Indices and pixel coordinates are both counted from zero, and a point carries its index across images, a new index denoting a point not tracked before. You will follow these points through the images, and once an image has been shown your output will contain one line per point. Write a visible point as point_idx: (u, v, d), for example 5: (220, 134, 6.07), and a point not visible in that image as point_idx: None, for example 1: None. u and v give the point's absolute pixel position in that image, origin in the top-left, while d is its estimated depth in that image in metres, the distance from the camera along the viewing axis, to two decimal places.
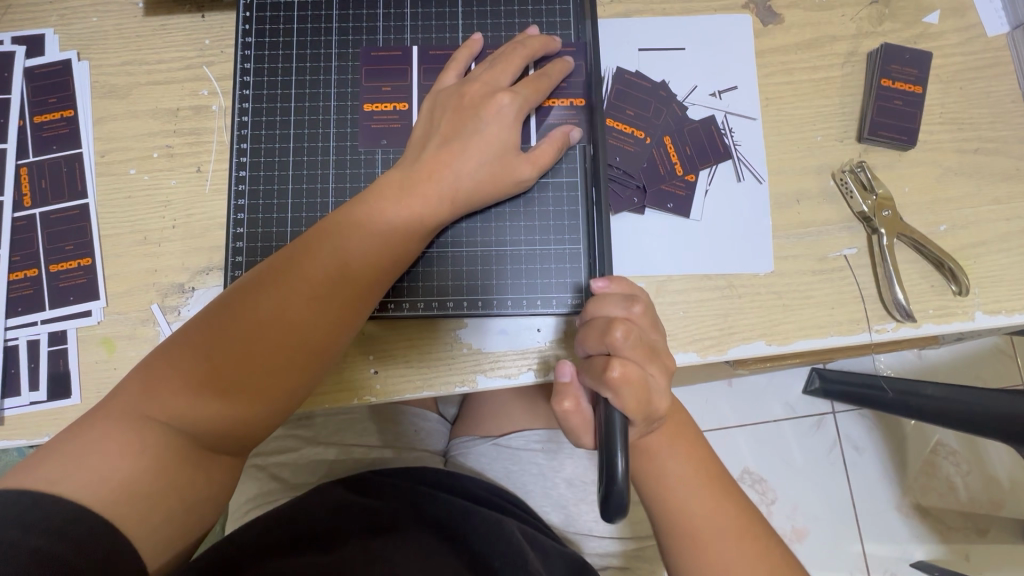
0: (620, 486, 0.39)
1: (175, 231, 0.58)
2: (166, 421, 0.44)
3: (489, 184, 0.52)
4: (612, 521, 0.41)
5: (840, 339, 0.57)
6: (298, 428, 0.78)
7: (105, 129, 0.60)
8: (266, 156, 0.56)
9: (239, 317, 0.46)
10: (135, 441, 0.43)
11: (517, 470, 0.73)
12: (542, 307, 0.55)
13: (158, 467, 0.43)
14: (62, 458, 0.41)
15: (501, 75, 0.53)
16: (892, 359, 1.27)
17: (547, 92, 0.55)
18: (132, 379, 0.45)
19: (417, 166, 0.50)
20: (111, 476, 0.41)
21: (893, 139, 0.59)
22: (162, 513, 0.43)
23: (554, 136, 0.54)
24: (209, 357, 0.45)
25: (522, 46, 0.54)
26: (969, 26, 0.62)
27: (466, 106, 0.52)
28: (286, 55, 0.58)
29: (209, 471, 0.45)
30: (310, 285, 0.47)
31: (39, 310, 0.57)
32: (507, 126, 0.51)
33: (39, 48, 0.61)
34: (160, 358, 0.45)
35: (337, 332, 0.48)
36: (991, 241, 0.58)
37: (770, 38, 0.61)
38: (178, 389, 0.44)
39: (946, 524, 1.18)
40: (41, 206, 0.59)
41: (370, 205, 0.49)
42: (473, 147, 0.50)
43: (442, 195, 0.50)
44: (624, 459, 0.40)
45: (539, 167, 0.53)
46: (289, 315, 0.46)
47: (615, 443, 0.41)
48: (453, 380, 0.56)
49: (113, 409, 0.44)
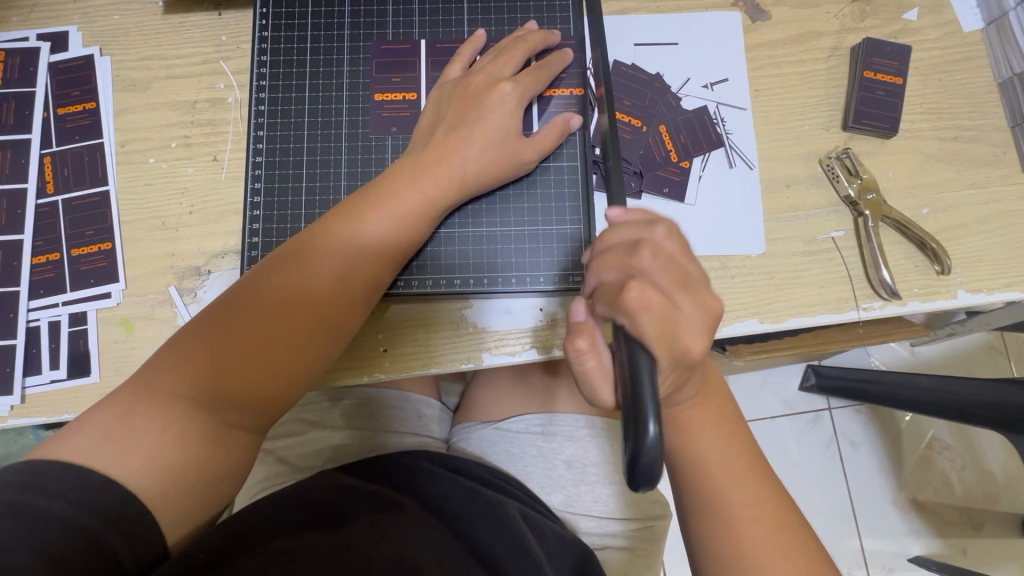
0: (651, 455, 0.37)
1: (192, 217, 0.61)
2: (190, 395, 0.46)
3: (495, 168, 0.54)
4: (638, 490, 0.38)
5: (829, 317, 0.59)
6: (305, 413, 0.80)
7: (125, 121, 0.63)
8: (281, 144, 0.59)
9: (260, 294, 0.48)
10: (161, 415, 0.45)
11: (518, 453, 0.74)
12: (544, 285, 0.58)
13: (182, 438, 0.45)
14: (93, 430, 0.44)
15: (504, 65, 0.56)
16: (884, 353, 1.29)
17: (548, 81, 0.58)
18: (159, 355, 0.48)
19: (427, 152, 0.53)
20: (137, 447, 0.44)
21: (876, 127, 0.62)
22: (184, 484, 0.45)
23: (555, 122, 0.57)
24: (231, 332, 0.47)
25: (523, 40, 0.58)
26: (946, 23, 0.65)
27: (471, 94, 0.55)
28: (300, 49, 0.61)
29: (228, 445, 0.47)
30: (327, 262, 0.49)
31: (60, 293, 0.60)
32: (511, 113, 0.55)
33: (64, 44, 0.64)
34: (185, 335, 0.48)
35: (355, 306, 0.51)
36: (971, 223, 0.61)
37: (759, 33, 0.65)
38: (203, 361, 0.46)
39: (942, 517, 1.20)
40: (63, 193, 0.61)
41: (382, 189, 0.52)
42: (479, 133, 0.53)
43: (451, 178, 0.53)
44: (656, 425, 0.38)
45: (540, 150, 0.56)
46: (308, 291, 0.49)
47: (646, 409, 0.38)
48: (459, 357, 0.58)
49: (140, 384, 0.46)
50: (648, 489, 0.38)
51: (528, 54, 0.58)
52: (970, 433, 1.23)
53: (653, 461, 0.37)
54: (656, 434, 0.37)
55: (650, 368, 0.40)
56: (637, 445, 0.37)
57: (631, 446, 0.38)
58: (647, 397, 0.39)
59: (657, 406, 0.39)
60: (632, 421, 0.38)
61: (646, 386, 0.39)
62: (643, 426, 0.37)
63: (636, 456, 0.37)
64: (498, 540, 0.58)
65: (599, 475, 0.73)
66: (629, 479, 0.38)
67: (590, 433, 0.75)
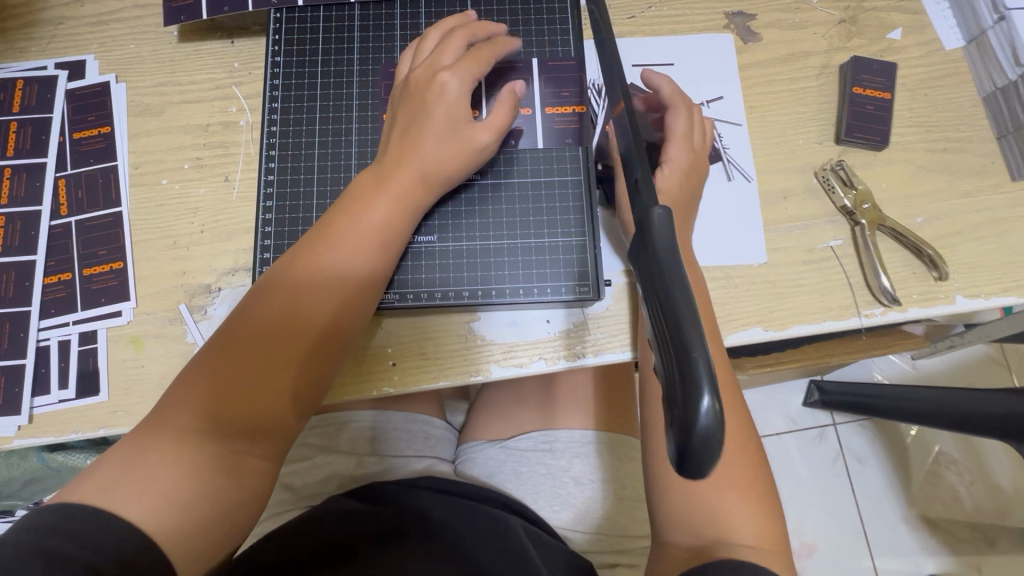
0: (706, 429, 0.27)
1: (203, 236, 0.62)
2: (199, 429, 0.46)
3: (457, 158, 0.55)
4: (701, 476, 0.28)
5: (832, 324, 0.60)
6: (312, 436, 0.75)
7: (139, 144, 0.65)
8: (293, 163, 0.61)
9: (245, 322, 0.49)
10: (174, 451, 0.45)
11: (526, 472, 0.72)
12: (552, 294, 0.59)
13: (196, 472, 0.45)
14: (109, 472, 0.44)
15: (442, 56, 0.57)
16: (886, 366, 1.30)
17: (492, 60, 0.58)
18: (170, 392, 0.48)
19: (385, 160, 0.55)
20: (151, 485, 0.43)
21: (868, 140, 0.64)
22: (201, 518, 0.44)
23: (504, 98, 0.57)
24: (221, 363, 0.48)
25: (455, 31, 0.59)
26: (929, 41, 0.68)
27: (416, 93, 0.56)
28: (311, 72, 0.63)
29: (244, 476, 0.47)
30: (293, 273, 0.51)
31: (71, 312, 0.60)
32: (456, 101, 0.55)
33: (81, 72, 0.66)
34: (187, 374, 0.48)
35: (346, 316, 0.51)
36: (965, 230, 0.62)
37: (751, 54, 0.68)
38: (202, 391, 0.47)
39: (954, 534, 1.18)
40: (77, 214, 0.63)
41: (350, 200, 0.53)
42: (430, 128, 0.54)
43: (411, 175, 0.54)
44: (712, 397, 0.27)
45: (496, 130, 0.56)
46: (277, 301, 0.50)
47: (696, 375, 0.27)
48: (467, 370, 0.59)
49: (151, 422, 0.47)
50: (714, 469, 0.28)
51: (468, 41, 0.59)
52: (975, 445, 1.23)
53: (710, 438, 0.27)
54: (713, 407, 0.27)
55: (696, 319, 0.29)
56: (686, 422, 0.27)
57: (678, 422, 0.28)
58: (695, 357, 0.28)
59: (711, 367, 0.28)
60: (678, 391, 0.28)
61: (692, 344, 0.28)
62: (691, 401, 0.27)
63: (685, 438, 0.27)
64: (500, 557, 0.56)
65: (607, 495, 0.72)
66: (685, 470, 0.28)
67: (597, 450, 0.73)
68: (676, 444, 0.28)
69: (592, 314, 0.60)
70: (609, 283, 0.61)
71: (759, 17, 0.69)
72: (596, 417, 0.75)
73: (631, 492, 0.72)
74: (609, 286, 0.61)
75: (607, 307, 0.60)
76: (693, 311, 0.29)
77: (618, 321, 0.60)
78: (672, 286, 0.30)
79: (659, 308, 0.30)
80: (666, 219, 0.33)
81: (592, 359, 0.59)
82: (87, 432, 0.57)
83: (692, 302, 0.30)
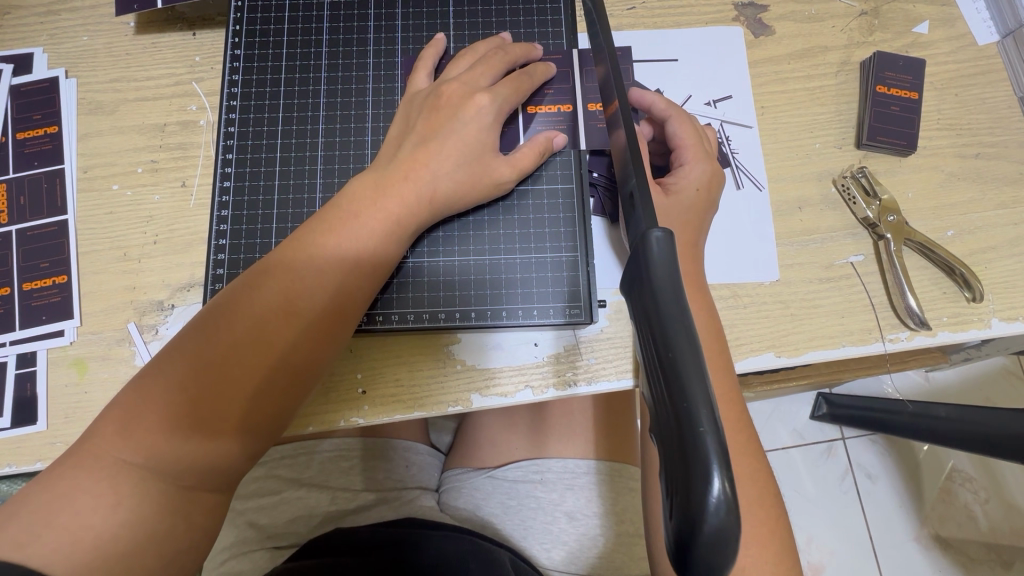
0: (716, 523, 0.21)
1: (156, 247, 0.56)
2: (143, 466, 0.39)
3: (467, 186, 0.49)
4: None
5: (853, 349, 0.54)
6: (281, 467, 0.69)
7: (89, 145, 0.59)
8: (252, 167, 0.55)
9: (217, 342, 0.42)
10: (109, 493, 0.38)
11: (515, 505, 0.66)
12: (539, 317, 0.53)
13: (135, 519, 0.38)
14: (28, 518, 0.37)
15: (480, 75, 0.52)
16: (900, 381, 1.23)
17: (529, 92, 0.54)
18: (105, 418, 0.41)
19: (392, 168, 0.48)
20: (80, 534, 0.37)
21: (892, 144, 0.58)
22: (143, 567, 0.38)
23: (535, 141, 0.53)
24: (184, 389, 0.41)
25: (504, 51, 0.54)
26: (959, 35, 0.62)
27: (444, 105, 0.50)
28: (275, 67, 0.58)
29: (190, 520, 0.41)
30: (281, 295, 0.44)
31: (9, 331, 0.55)
32: (486, 126, 0.50)
33: (27, 66, 0.61)
34: (128, 396, 0.41)
35: (323, 355, 0.45)
36: (1000, 245, 0.56)
37: (763, 48, 0.61)
38: (152, 424, 0.40)
39: (969, 555, 1.10)
40: (18, 223, 0.57)
41: (347, 211, 0.46)
42: (451, 148, 0.48)
43: (419, 196, 0.48)
44: (724, 478, 0.21)
45: (519, 170, 0.51)
46: (264, 327, 0.43)
47: (703, 452, 0.22)
48: (445, 400, 0.52)
49: (85, 454, 0.40)
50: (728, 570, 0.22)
51: (507, 66, 0.54)
52: (990, 462, 1.15)
53: (722, 536, 0.21)
54: (725, 491, 0.21)
55: (701, 375, 0.23)
56: (690, 512, 0.22)
57: (678, 509, 0.22)
58: (703, 430, 0.22)
59: (724, 443, 0.22)
60: (680, 469, 0.22)
61: (700, 413, 0.22)
62: (696, 485, 0.21)
63: (689, 530, 0.22)
64: None
65: (601, 530, 0.65)
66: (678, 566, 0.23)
67: (592, 482, 0.67)
68: (676, 537, 0.22)
69: (584, 338, 0.54)
70: (603, 303, 0.55)
71: (772, 9, 0.62)
72: (590, 444, 0.70)
73: (629, 526, 0.66)
74: (604, 306, 0.54)
75: (602, 329, 0.54)
76: (700, 367, 0.24)
77: (613, 345, 0.54)
78: (674, 331, 0.25)
79: (657, 358, 0.25)
80: (666, 244, 0.27)
81: (584, 388, 0.53)
82: (22, 466, 0.51)
83: (697, 352, 0.24)
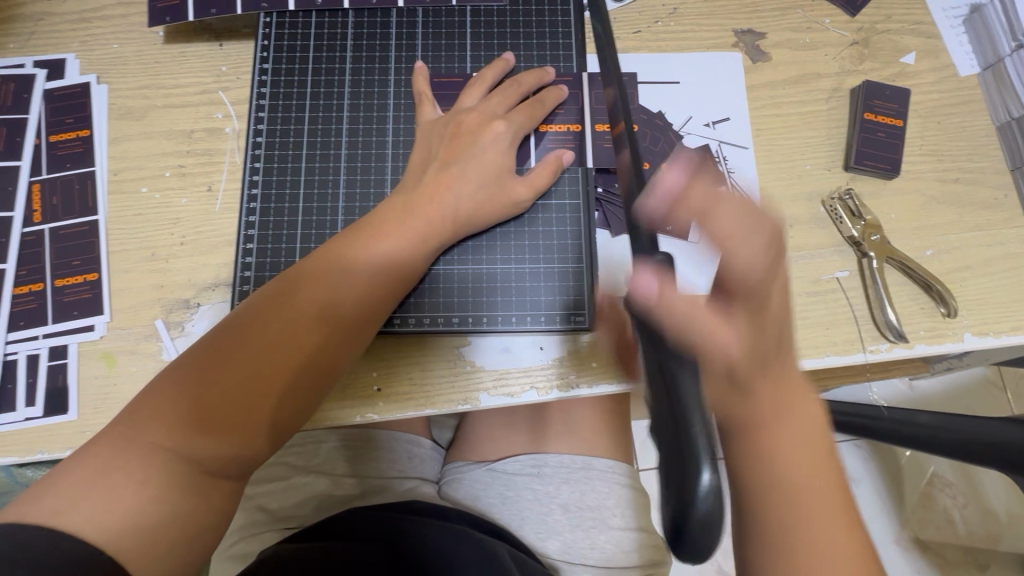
0: (706, 507, 0.25)
1: (183, 248, 0.59)
2: (172, 447, 0.42)
3: (486, 207, 0.53)
4: (687, 555, 0.26)
5: (836, 359, 0.58)
6: (291, 455, 0.73)
7: (119, 149, 0.62)
8: (278, 175, 0.58)
9: (250, 342, 0.45)
10: (139, 469, 0.41)
11: (514, 497, 0.70)
12: (544, 324, 0.56)
13: (160, 494, 0.41)
14: (65, 489, 0.40)
15: (496, 104, 0.56)
16: (884, 389, 1.27)
17: (541, 118, 0.58)
18: (137, 403, 0.44)
19: (417, 190, 0.52)
20: (113, 505, 0.39)
21: (878, 168, 0.62)
22: (165, 544, 0.40)
23: (548, 160, 0.56)
24: (217, 383, 0.44)
25: (517, 82, 0.58)
26: (943, 67, 0.66)
27: (464, 132, 0.54)
28: (301, 81, 0.61)
29: (212, 496, 0.43)
30: (313, 302, 0.47)
31: (41, 325, 0.57)
32: (504, 151, 0.54)
33: (60, 71, 0.63)
34: (164, 386, 0.44)
35: (346, 358, 0.49)
36: (975, 265, 0.60)
37: (760, 74, 0.65)
38: (185, 412, 0.43)
39: (947, 556, 1.15)
40: (51, 222, 0.60)
41: (375, 226, 0.50)
42: (472, 171, 0.52)
43: (443, 215, 0.51)
44: (713, 470, 0.25)
45: (535, 189, 0.55)
46: (296, 331, 0.46)
47: (694, 445, 0.26)
48: (455, 398, 0.56)
49: (115, 436, 0.42)
50: (715, 548, 0.26)
51: (521, 96, 0.58)
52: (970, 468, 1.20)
53: (711, 517, 0.25)
54: (713, 482, 0.25)
55: (694, 383, 0.28)
56: (684, 496, 0.25)
57: (674, 495, 0.26)
58: (693, 426, 0.26)
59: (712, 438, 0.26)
60: (675, 460, 0.26)
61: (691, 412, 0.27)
62: (690, 474, 0.25)
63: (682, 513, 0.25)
64: None
65: (597, 522, 0.69)
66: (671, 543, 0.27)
67: (589, 477, 0.71)
68: (671, 521, 0.26)
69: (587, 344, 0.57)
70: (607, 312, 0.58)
71: (769, 36, 0.66)
72: (588, 443, 0.73)
73: (623, 519, 0.70)
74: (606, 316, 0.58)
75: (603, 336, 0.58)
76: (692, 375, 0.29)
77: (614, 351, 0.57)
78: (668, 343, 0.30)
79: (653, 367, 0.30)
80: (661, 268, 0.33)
81: (585, 391, 0.56)
82: (54, 453, 0.54)
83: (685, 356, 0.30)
